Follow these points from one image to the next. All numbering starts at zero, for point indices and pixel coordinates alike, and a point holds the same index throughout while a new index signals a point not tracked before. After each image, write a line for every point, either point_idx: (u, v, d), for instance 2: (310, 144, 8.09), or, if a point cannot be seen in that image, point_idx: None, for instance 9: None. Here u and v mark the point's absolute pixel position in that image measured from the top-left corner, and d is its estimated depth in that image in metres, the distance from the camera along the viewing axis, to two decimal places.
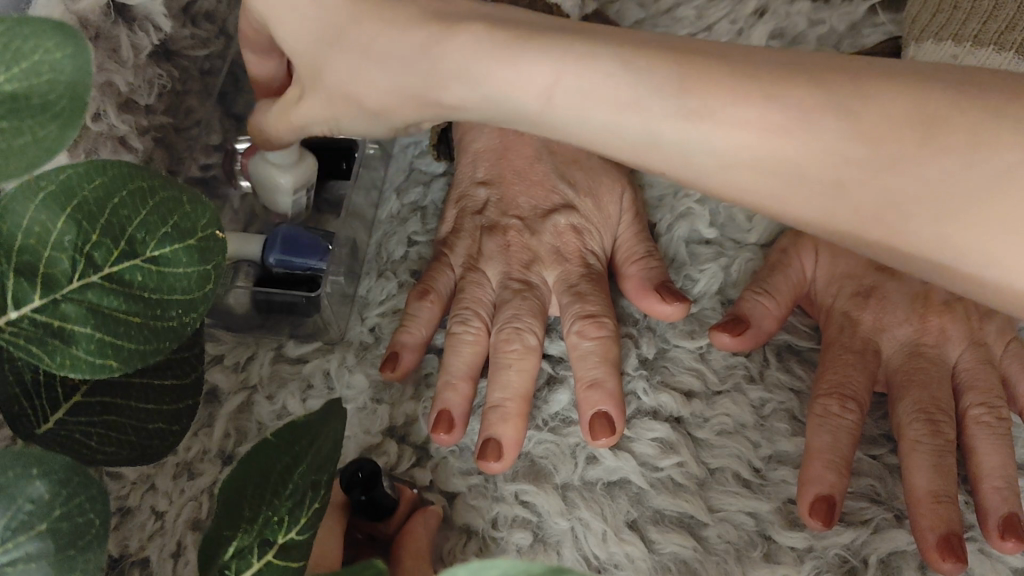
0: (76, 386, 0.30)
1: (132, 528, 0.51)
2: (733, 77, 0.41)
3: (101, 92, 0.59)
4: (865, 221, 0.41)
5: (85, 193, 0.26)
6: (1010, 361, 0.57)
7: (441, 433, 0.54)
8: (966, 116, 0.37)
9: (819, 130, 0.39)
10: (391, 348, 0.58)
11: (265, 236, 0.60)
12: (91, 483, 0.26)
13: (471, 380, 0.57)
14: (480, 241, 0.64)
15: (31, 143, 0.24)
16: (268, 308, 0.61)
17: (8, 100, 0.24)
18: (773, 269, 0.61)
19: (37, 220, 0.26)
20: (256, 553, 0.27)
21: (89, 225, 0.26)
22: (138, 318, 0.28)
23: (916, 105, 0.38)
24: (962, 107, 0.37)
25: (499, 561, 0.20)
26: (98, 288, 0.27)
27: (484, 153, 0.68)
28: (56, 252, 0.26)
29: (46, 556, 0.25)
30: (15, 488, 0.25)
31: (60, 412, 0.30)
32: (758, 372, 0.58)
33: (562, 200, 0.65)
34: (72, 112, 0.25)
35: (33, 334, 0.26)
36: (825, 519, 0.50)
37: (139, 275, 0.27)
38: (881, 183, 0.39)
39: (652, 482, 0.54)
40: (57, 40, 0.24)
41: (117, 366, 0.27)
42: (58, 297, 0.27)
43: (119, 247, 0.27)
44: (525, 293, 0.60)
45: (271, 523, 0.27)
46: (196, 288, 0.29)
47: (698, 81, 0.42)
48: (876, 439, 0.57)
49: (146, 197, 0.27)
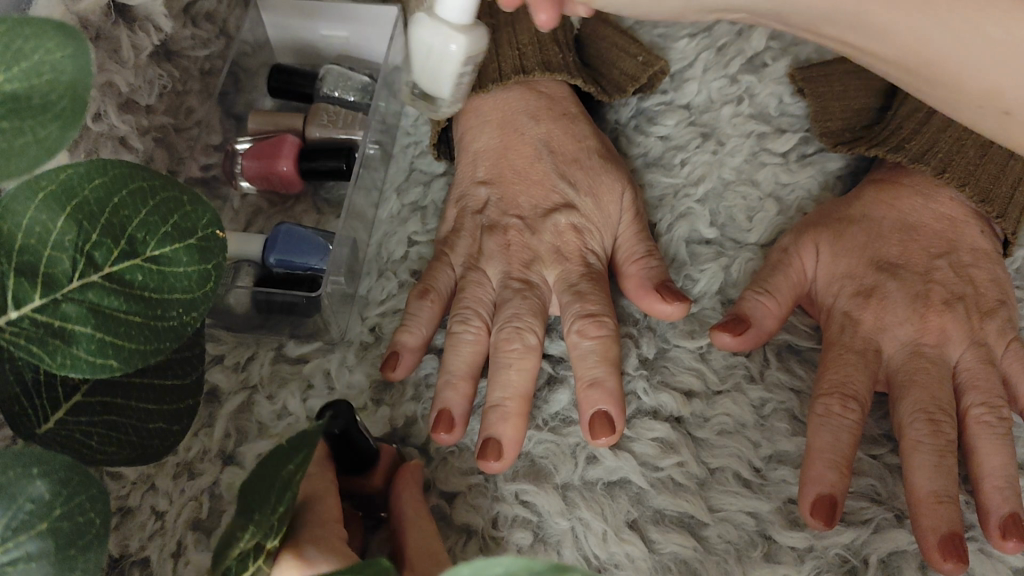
0: (76, 386, 0.30)
1: (132, 528, 0.51)
2: None
3: (101, 92, 0.59)
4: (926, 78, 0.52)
5: (86, 192, 0.26)
6: (1011, 361, 0.57)
7: (441, 433, 0.54)
8: None
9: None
10: (391, 348, 0.58)
11: (266, 237, 0.61)
12: (91, 483, 0.26)
13: (471, 380, 0.57)
14: (480, 240, 0.64)
15: (32, 143, 0.24)
16: (268, 308, 0.59)
17: (8, 100, 0.24)
18: (773, 268, 0.61)
19: (38, 219, 0.26)
20: (252, 552, 0.29)
21: (89, 225, 0.26)
22: (138, 318, 0.28)
23: None
24: None
25: (499, 559, 0.20)
26: (99, 288, 0.27)
27: (485, 152, 0.68)
28: (56, 252, 0.26)
29: (46, 557, 0.25)
30: (14, 488, 0.25)
31: (60, 412, 0.30)
32: (758, 372, 0.58)
33: (562, 199, 0.64)
34: (73, 112, 0.25)
35: (34, 334, 0.27)
36: (826, 519, 0.50)
37: (139, 275, 0.27)
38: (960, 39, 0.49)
39: (652, 482, 0.54)
40: (57, 39, 0.24)
41: (118, 366, 0.27)
42: (58, 297, 0.27)
43: (119, 247, 0.27)
44: (525, 293, 0.60)
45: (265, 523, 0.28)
46: (197, 287, 0.29)
47: None
48: (876, 439, 0.57)
49: (146, 197, 0.27)
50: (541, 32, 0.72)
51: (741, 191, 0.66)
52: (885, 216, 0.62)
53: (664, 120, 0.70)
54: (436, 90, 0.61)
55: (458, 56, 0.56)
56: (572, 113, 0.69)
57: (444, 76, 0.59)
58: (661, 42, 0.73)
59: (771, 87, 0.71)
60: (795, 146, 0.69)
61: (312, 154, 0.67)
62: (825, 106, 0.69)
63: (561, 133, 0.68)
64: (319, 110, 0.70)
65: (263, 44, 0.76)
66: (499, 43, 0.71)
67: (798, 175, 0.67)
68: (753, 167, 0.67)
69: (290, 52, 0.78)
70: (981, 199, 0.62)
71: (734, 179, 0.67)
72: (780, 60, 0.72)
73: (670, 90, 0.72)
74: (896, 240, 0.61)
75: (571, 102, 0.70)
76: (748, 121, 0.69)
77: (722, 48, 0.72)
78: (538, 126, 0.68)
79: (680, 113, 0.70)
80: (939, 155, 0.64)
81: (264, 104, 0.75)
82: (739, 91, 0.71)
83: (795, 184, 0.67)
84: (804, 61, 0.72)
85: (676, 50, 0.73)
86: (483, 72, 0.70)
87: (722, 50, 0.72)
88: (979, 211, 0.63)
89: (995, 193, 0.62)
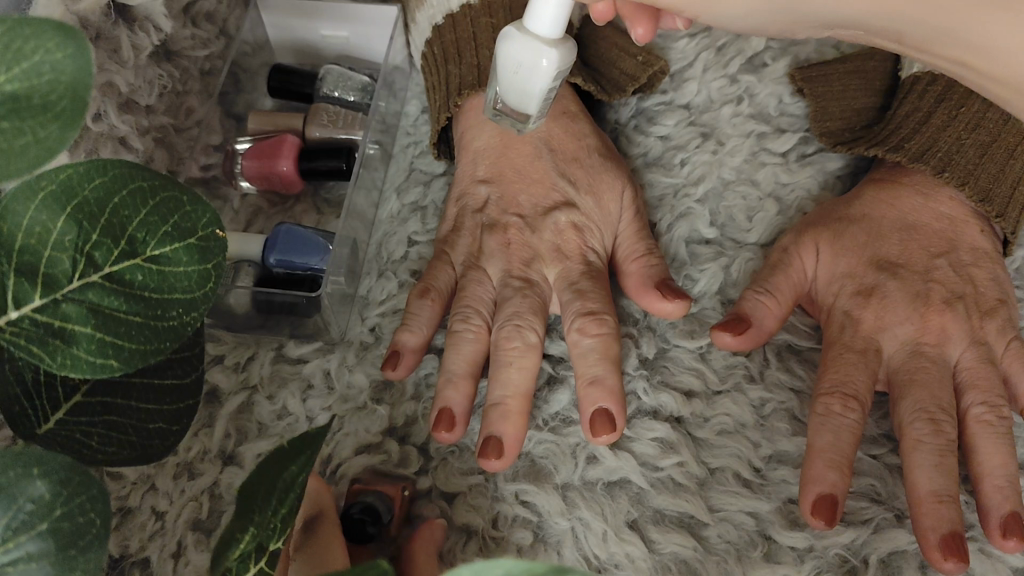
0: (76, 386, 0.30)
1: (132, 528, 0.51)
2: None
3: (101, 93, 0.59)
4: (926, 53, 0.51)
5: (86, 193, 0.26)
6: (1011, 360, 0.57)
7: (442, 432, 0.54)
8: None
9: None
10: (391, 348, 0.58)
11: (266, 237, 0.62)
12: (91, 483, 0.26)
13: (471, 379, 0.57)
14: (480, 240, 0.64)
15: (32, 143, 0.24)
16: (268, 308, 0.59)
17: (8, 100, 0.24)
18: (773, 268, 0.61)
19: (38, 219, 0.26)
20: (254, 559, 0.28)
21: (89, 224, 0.26)
22: (138, 318, 0.28)
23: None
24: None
25: (501, 561, 0.20)
26: (99, 288, 0.27)
27: (484, 151, 0.68)
28: (56, 252, 0.26)
29: (47, 557, 0.25)
30: (15, 488, 0.25)
31: (60, 412, 0.30)
32: (758, 371, 0.58)
33: (562, 198, 0.64)
34: (72, 112, 0.25)
35: (34, 334, 0.27)
36: (827, 519, 0.50)
37: (139, 275, 0.27)
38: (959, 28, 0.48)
39: (652, 482, 0.54)
40: (57, 39, 0.24)
41: (118, 367, 0.28)
42: (58, 297, 0.27)
43: (119, 247, 0.27)
44: (526, 291, 0.60)
45: (270, 530, 0.28)
46: (197, 288, 0.29)
47: None
48: (876, 438, 0.57)
49: (146, 197, 0.27)
50: None
51: (741, 191, 0.66)
52: (885, 216, 0.62)
53: (664, 120, 0.70)
54: (522, 109, 0.51)
55: (549, 73, 0.47)
56: (573, 111, 0.69)
57: (533, 91, 0.49)
58: (662, 42, 0.73)
59: (771, 87, 0.71)
60: (795, 146, 0.69)
61: (312, 154, 0.67)
62: (824, 105, 0.69)
63: (561, 132, 0.67)
64: (319, 110, 0.70)
65: (264, 44, 0.76)
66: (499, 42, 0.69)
67: (798, 175, 0.67)
68: (753, 167, 0.67)
69: (290, 52, 0.78)
70: (981, 198, 0.62)
71: (734, 178, 0.67)
72: (780, 60, 0.72)
73: (670, 90, 0.72)
74: (896, 239, 0.61)
75: (571, 100, 0.70)
76: (747, 121, 0.69)
77: (722, 48, 0.72)
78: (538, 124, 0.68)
79: (680, 113, 0.70)
80: (939, 154, 0.63)
81: (265, 104, 0.75)
82: (739, 90, 0.71)
83: (796, 184, 0.67)
84: (805, 60, 0.72)
85: (676, 50, 0.73)
86: (481, 71, 0.68)
87: (722, 50, 0.72)
88: (979, 211, 0.63)
89: (995, 192, 0.62)
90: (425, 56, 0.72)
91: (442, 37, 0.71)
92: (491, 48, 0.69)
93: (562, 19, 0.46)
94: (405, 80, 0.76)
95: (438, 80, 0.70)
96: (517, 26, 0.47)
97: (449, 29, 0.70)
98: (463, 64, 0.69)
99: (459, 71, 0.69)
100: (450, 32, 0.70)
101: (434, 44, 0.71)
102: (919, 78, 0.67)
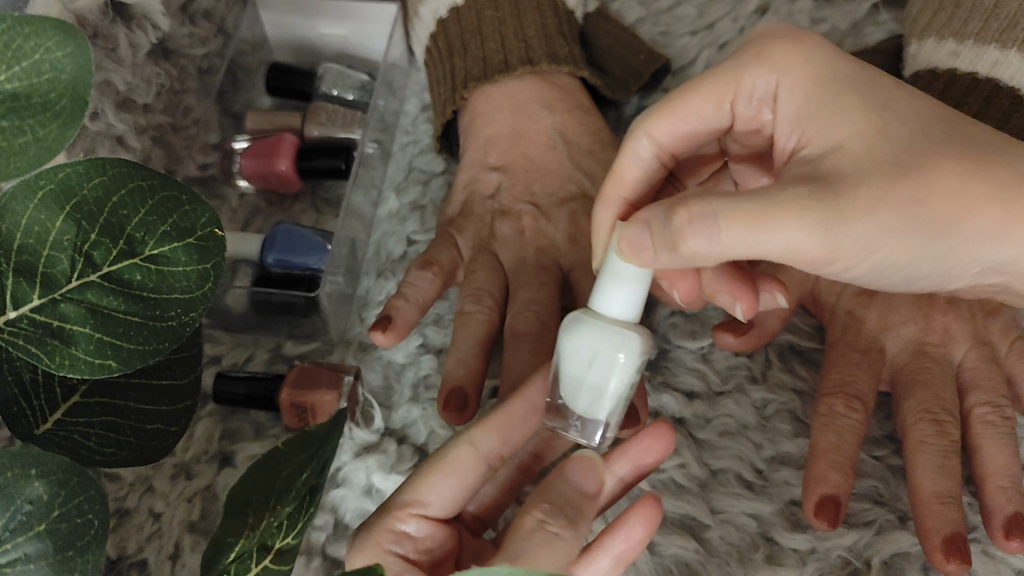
0: (73, 388, 0.34)
1: (130, 529, 0.50)
2: (842, 201, 0.38)
3: (99, 92, 0.58)
4: (950, 243, 0.39)
5: (83, 191, 0.31)
6: (1014, 360, 0.57)
7: (450, 412, 0.53)
8: (989, 217, 0.39)
9: (908, 229, 0.38)
10: (385, 312, 0.56)
11: (265, 236, 0.61)
12: (88, 485, 0.30)
13: (479, 358, 0.56)
14: (493, 224, 0.66)
15: (32, 142, 0.29)
16: (266, 308, 0.59)
17: (10, 98, 0.28)
18: (777, 268, 0.61)
19: (36, 218, 0.30)
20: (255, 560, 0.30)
21: (88, 224, 0.31)
22: (137, 318, 0.32)
23: (981, 194, 0.38)
24: (978, 177, 0.38)
25: (508, 561, 0.24)
26: (96, 289, 0.31)
27: (495, 139, 0.69)
28: (55, 252, 0.30)
29: (44, 557, 0.29)
30: (14, 488, 0.29)
31: (59, 412, 0.34)
32: (761, 373, 0.58)
33: (580, 189, 0.67)
34: (71, 111, 0.29)
35: (32, 333, 0.30)
36: (831, 519, 0.49)
37: (139, 275, 0.32)
38: (976, 246, 0.40)
39: (652, 483, 0.54)
40: (56, 40, 0.29)
41: (115, 365, 0.32)
42: (58, 297, 0.31)
43: (118, 246, 0.31)
44: (542, 279, 0.61)
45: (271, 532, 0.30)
46: (196, 288, 0.33)
47: (812, 210, 0.37)
48: (879, 439, 0.56)
49: (145, 198, 0.32)
50: (547, 25, 0.69)
51: None
52: None
53: None
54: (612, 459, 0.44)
55: (622, 375, 0.41)
56: (586, 104, 0.70)
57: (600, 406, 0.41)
58: (662, 41, 0.72)
59: None
60: None
61: (311, 153, 0.66)
62: None
63: (574, 123, 0.68)
64: (319, 109, 0.70)
65: (262, 43, 0.76)
66: (505, 36, 0.68)
67: None
68: None
69: (289, 51, 0.78)
70: None
71: None
72: None
73: (671, 88, 0.71)
74: None
75: (584, 94, 0.70)
76: None
77: (724, 47, 0.70)
78: (551, 117, 0.69)
79: None
80: None
81: (264, 103, 0.76)
82: None
83: None
84: None
85: (676, 49, 0.72)
86: (487, 64, 0.68)
87: (723, 49, 0.71)
88: None
89: None
90: (428, 50, 0.72)
91: (446, 30, 0.70)
92: (497, 42, 0.69)
93: (638, 302, 0.41)
94: (405, 79, 0.75)
95: (442, 74, 0.70)
96: (585, 313, 0.42)
97: (454, 22, 0.70)
98: (469, 57, 0.69)
99: (464, 64, 0.69)
100: (455, 26, 0.70)
101: (438, 38, 0.71)
102: (920, 76, 0.63)
